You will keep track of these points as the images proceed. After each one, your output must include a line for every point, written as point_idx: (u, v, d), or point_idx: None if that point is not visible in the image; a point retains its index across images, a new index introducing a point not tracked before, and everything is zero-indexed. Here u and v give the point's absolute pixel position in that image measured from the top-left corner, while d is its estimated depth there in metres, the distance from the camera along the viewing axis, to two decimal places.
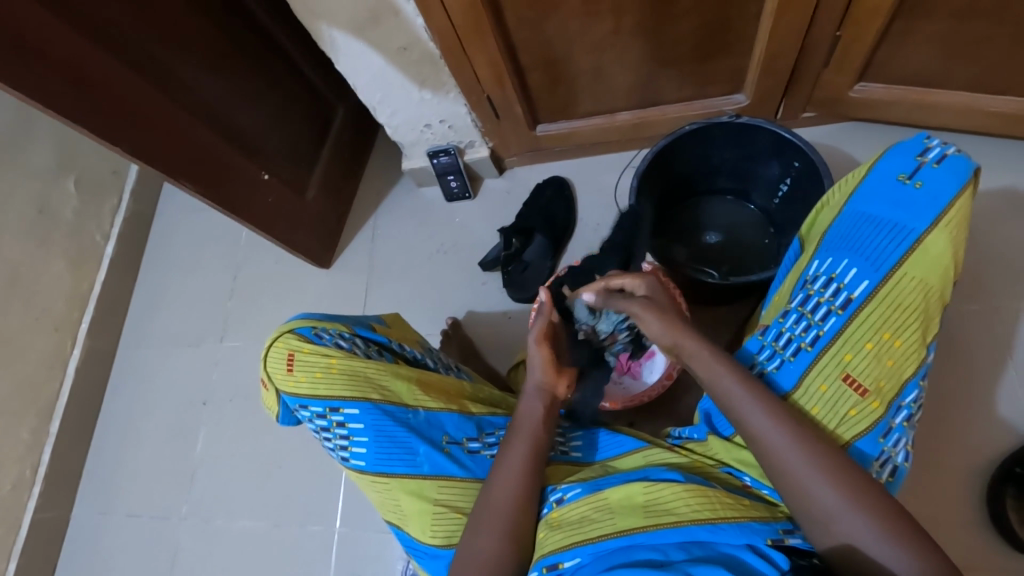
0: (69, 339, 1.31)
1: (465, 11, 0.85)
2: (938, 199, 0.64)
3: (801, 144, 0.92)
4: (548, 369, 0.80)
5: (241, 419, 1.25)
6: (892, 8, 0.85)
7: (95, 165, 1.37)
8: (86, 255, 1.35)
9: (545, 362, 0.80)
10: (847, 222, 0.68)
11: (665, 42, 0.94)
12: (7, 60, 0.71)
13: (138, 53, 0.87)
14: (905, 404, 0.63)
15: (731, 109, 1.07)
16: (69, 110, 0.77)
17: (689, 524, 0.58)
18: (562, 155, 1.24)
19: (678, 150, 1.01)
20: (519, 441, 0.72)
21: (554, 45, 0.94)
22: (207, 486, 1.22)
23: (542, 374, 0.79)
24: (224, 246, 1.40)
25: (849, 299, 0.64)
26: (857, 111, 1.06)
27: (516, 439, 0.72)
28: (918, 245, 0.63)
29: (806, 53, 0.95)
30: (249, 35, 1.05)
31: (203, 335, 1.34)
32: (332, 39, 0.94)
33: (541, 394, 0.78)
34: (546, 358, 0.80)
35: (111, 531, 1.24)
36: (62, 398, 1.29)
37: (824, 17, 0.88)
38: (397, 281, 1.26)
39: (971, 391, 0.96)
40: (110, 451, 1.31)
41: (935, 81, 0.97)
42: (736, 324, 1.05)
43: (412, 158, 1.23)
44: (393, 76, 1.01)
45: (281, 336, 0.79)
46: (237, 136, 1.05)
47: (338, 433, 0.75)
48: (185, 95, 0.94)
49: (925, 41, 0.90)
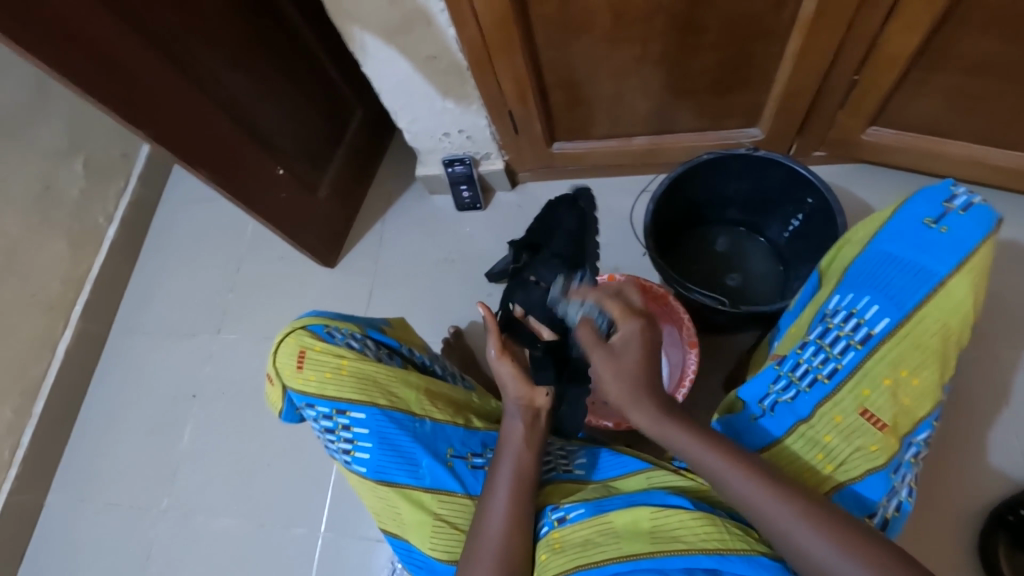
0: (62, 320, 1.29)
1: (497, 26, 0.86)
2: (961, 244, 0.65)
3: (815, 181, 0.94)
4: (521, 383, 0.75)
5: (231, 415, 1.23)
6: (910, 58, 0.87)
7: (105, 146, 1.35)
8: (87, 236, 1.33)
9: (513, 377, 0.75)
10: (870, 260, 0.69)
11: (688, 73, 0.96)
12: (39, 36, 0.70)
13: (168, 40, 0.86)
14: (916, 441, 0.65)
15: (746, 142, 1.09)
16: (95, 91, 0.77)
17: (697, 553, 0.57)
18: (576, 174, 1.25)
19: (695, 177, 1.03)
20: (506, 457, 0.70)
21: (580, 66, 0.95)
22: (190, 481, 1.19)
23: (516, 391, 0.74)
24: (229, 237, 1.39)
25: (869, 334, 0.66)
26: (867, 154, 1.08)
27: (502, 457, 0.70)
28: (940, 288, 0.64)
29: (824, 93, 0.97)
30: (277, 31, 1.06)
31: (199, 326, 1.32)
32: (361, 43, 0.94)
33: (521, 412, 0.74)
34: (513, 372, 0.75)
35: (85, 520, 1.21)
36: (48, 379, 1.26)
37: (844, 60, 0.90)
38: (401, 287, 1.25)
39: (965, 436, 0.97)
40: (92, 437, 1.27)
41: (947, 132, 0.99)
42: (738, 354, 1.06)
43: (427, 165, 1.23)
44: (417, 83, 1.02)
45: (293, 331, 0.78)
46: (257, 130, 1.04)
47: (342, 435, 0.74)
48: (210, 85, 0.94)
49: (940, 92, 0.92)
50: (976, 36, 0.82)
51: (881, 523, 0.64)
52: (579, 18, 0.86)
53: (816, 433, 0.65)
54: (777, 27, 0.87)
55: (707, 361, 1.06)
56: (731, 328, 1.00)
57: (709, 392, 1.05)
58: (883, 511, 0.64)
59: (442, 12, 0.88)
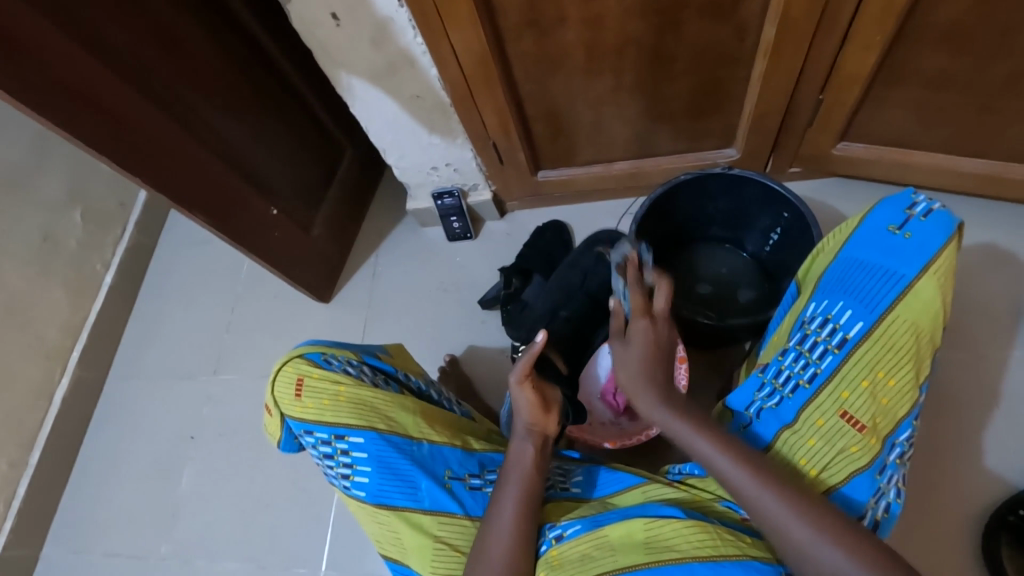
0: (59, 368, 1.29)
1: (477, 65, 0.91)
2: (925, 248, 0.68)
3: (789, 195, 0.98)
4: (536, 409, 0.76)
5: (230, 454, 1.23)
6: (870, 76, 0.92)
7: (102, 196, 1.39)
8: (85, 284, 1.35)
9: (531, 405, 0.75)
10: (841, 268, 0.72)
11: (661, 99, 1.00)
12: (41, 95, 0.74)
13: (165, 92, 0.90)
14: (899, 441, 0.66)
15: (723, 161, 1.13)
16: (95, 142, 0.80)
17: (691, 560, 0.58)
18: (562, 200, 1.29)
19: (676, 199, 1.07)
20: (512, 481, 0.70)
21: (559, 97, 1.00)
22: (190, 524, 1.18)
23: (530, 418, 0.75)
24: (225, 278, 1.41)
25: (845, 338, 0.68)
26: (840, 168, 1.13)
27: (506, 480, 0.71)
28: (908, 290, 0.67)
29: (792, 113, 1.02)
30: (269, 79, 1.10)
31: (196, 367, 1.33)
32: (349, 86, 0.99)
33: (532, 436, 0.74)
34: (532, 401, 0.75)
35: (82, 571, 1.19)
36: (45, 428, 1.26)
37: (807, 81, 0.95)
38: (396, 318, 1.27)
39: (956, 437, 0.98)
40: (89, 485, 1.27)
41: (912, 144, 1.04)
42: (730, 366, 1.07)
43: (417, 199, 1.27)
44: (404, 121, 1.06)
45: (291, 360, 0.79)
46: (251, 172, 1.08)
47: (341, 461, 0.75)
48: (204, 132, 0.97)
49: (901, 106, 0.97)
50: (929, 53, 0.87)
51: (872, 525, 0.65)
52: (555, 54, 0.91)
53: (800, 437, 0.66)
54: (742, 53, 0.92)
55: (700, 376, 1.08)
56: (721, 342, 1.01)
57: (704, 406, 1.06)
58: (873, 513, 0.65)
59: (424, 54, 0.93)
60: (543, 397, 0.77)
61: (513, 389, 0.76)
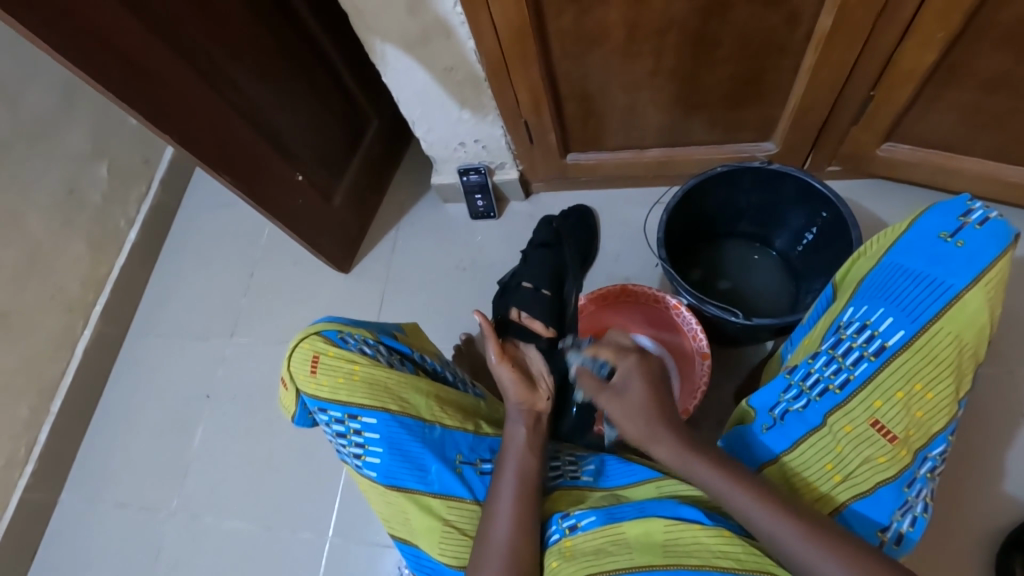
0: (81, 320, 1.31)
1: (514, 39, 0.88)
2: (978, 258, 0.65)
3: (829, 195, 0.94)
4: (519, 388, 0.78)
5: (243, 417, 1.24)
6: (924, 74, 0.87)
7: (127, 151, 1.39)
8: (108, 239, 1.36)
9: (514, 381, 0.78)
10: (884, 273, 0.70)
11: (701, 86, 0.97)
12: (75, 43, 0.73)
13: (196, 49, 0.89)
14: (931, 455, 0.65)
15: (761, 156, 1.10)
16: (127, 96, 0.79)
17: (710, 570, 0.58)
18: (589, 185, 1.26)
19: (709, 190, 1.03)
20: (508, 465, 0.70)
21: (594, 80, 0.97)
22: (201, 481, 1.20)
23: (517, 395, 0.77)
24: (244, 241, 1.41)
25: (883, 347, 0.66)
26: (881, 169, 1.08)
27: (506, 459, 0.71)
28: (955, 301, 0.64)
29: (837, 109, 0.98)
30: (300, 41, 1.08)
31: (213, 329, 1.34)
32: (382, 54, 0.96)
33: (523, 416, 0.76)
34: (514, 378, 0.78)
35: (97, 518, 1.22)
36: (66, 377, 1.28)
37: (858, 76, 0.91)
38: (413, 293, 1.27)
39: (981, 455, 0.96)
40: (106, 435, 1.29)
41: (960, 148, 0.99)
42: (750, 366, 1.06)
43: (442, 174, 1.25)
44: (435, 94, 1.04)
45: (307, 337, 0.78)
46: (277, 138, 1.07)
47: (354, 440, 0.75)
48: (233, 92, 0.96)
49: (952, 109, 0.93)
50: (990, 54, 0.83)
51: (894, 539, 0.64)
52: (596, 32, 0.87)
53: (827, 442, 0.65)
54: (791, 43, 0.88)
55: (717, 374, 1.07)
56: (745, 340, 0.99)
57: (720, 404, 1.05)
58: (896, 526, 0.64)
59: (461, 25, 0.90)
60: (522, 374, 0.80)
61: (494, 370, 0.79)
